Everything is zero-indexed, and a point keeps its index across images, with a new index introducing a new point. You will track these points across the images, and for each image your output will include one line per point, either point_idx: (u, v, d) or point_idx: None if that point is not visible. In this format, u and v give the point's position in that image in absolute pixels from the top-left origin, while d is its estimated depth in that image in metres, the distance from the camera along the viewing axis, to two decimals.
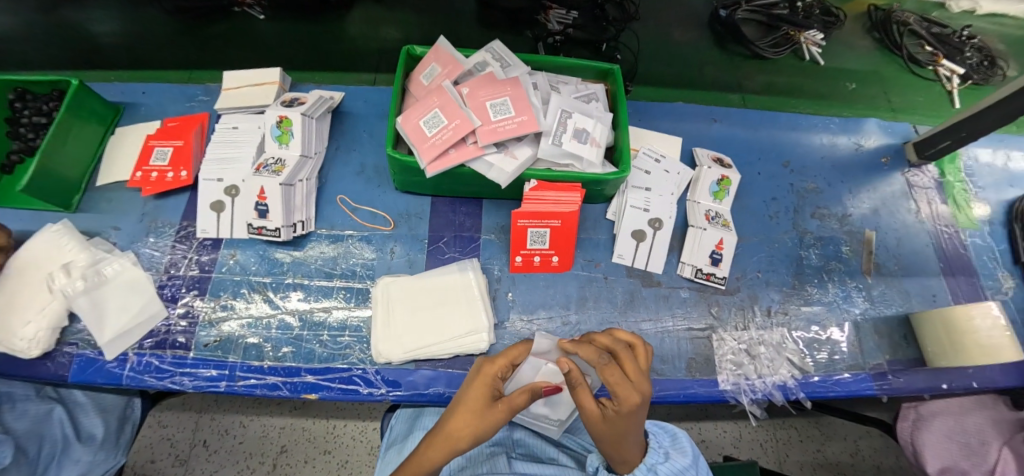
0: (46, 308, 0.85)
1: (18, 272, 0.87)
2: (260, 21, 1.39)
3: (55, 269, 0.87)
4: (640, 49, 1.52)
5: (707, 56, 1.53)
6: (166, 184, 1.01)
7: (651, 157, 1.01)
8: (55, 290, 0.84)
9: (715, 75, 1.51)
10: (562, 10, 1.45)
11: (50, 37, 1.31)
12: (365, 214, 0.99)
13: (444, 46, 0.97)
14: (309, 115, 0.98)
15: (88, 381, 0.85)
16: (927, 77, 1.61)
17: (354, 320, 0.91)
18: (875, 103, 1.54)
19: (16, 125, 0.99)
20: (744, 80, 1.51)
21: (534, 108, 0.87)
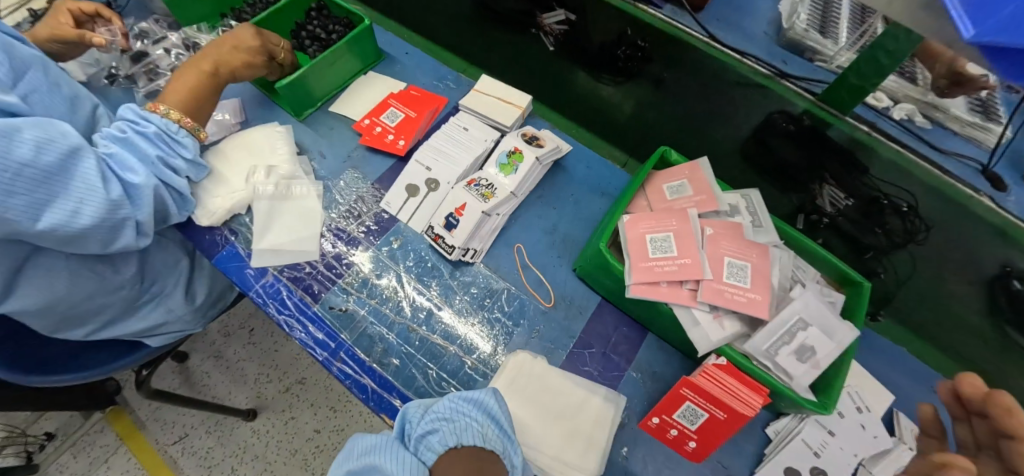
0: (235, 192, 0.90)
1: (235, 149, 0.94)
2: (547, 51, 1.22)
3: (260, 166, 0.93)
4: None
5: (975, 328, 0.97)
6: (382, 144, 0.98)
7: (853, 400, 0.85)
8: (250, 183, 0.91)
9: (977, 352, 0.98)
10: (838, 190, 0.99)
11: None
12: (531, 277, 0.91)
13: (705, 169, 0.86)
14: (540, 160, 0.92)
15: (225, 273, 0.87)
16: None
17: (434, 413, 0.71)
18: None
19: (302, 31, 1.09)
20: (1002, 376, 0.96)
21: (773, 294, 0.76)
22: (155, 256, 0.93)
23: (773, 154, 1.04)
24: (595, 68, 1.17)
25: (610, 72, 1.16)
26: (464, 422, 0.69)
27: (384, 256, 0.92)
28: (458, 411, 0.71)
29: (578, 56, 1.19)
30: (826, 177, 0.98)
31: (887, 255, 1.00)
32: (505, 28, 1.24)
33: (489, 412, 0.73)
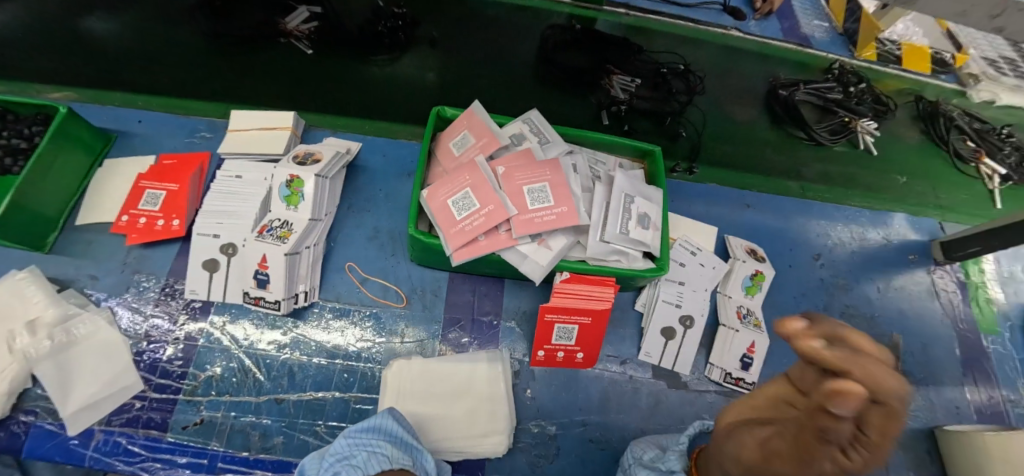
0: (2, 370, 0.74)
1: None
2: (307, 53, 1.14)
3: (17, 326, 0.76)
4: (702, 131, 1.26)
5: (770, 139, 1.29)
6: (155, 234, 0.86)
7: (686, 248, 0.95)
8: (15, 350, 0.74)
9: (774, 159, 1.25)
10: (625, 76, 1.23)
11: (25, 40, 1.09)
12: (376, 287, 0.88)
13: (479, 113, 0.88)
14: (324, 175, 0.87)
15: (44, 459, 0.74)
16: (969, 176, 1.36)
17: (331, 457, 0.64)
18: (923, 199, 1.29)
19: None
20: (801, 167, 1.26)
21: (575, 198, 0.81)
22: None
23: (562, 67, 1.23)
24: (363, 51, 1.17)
25: (381, 50, 1.17)
26: (366, 453, 0.63)
27: (216, 348, 0.83)
28: (357, 446, 0.65)
29: (342, 47, 1.17)
30: (613, 68, 1.22)
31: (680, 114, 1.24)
32: (246, 50, 1.13)
33: (390, 434, 0.68)
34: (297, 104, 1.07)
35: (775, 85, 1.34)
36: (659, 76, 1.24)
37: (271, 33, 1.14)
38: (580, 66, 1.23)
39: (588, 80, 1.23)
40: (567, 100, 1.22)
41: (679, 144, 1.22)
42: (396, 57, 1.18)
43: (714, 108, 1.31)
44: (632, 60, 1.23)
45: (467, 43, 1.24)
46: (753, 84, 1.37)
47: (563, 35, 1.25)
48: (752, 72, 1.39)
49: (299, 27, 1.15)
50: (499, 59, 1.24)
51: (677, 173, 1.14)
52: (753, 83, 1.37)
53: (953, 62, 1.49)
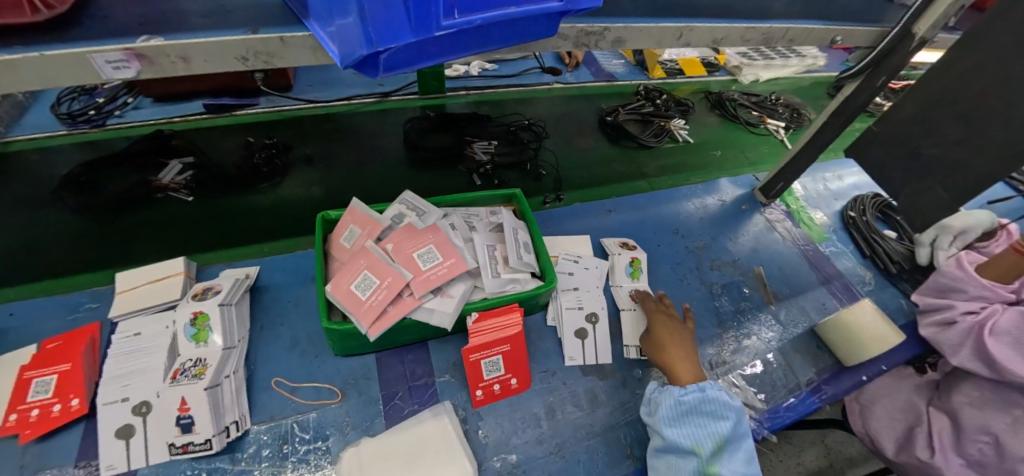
0: None
1: None
2: (187, 201, 1.19)
3: None
4: (558, 163, 1.48)
5: (613, 154, 1.55)
6: (51, 422, 0.82)
7: (570, 259, 1.10)
8: None
9: (621, 167, 1.51)
10: (483, 141, 1.44)
11: None
12: (308, 392, 0.90)
13: (358, 206, 0.98)
14: (226, 303, 0.91)
15: None
16: (763, 134, 1.73)
17: None
18: (739, 162, 1.61)
19: None
20: (643, 167, 1.52)
21: (459, 250, 0.92)
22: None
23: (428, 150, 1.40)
24: (242, 185, 1.24)
25: (263, 181, 1.25)
26: None
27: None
28: None
29: (221, 187, 1.23)
30: (470, 138, 1.43)
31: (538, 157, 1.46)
32: (118, 216, 1.14)
33: None
34: (181, 250, 1.10)
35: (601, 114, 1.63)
36: (512, 133, 1.48)
37: (145, 192, 1.18)
38: (442, 144, 1.42)
39: (455, 154, 1.41)
40: (439, 173, 1.38)
41: (543, 180, 1.41)
42: (276, 182, 1.27)
43: (562, 143, 1.56)
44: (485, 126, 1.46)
45: (335, 152, 1.37)
46: (583, 117, 1.66)
47: (423, 124, 1.44)
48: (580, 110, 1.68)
49: (174, 179, 1.21)
50: (369, 158, 1.38)
51: (549, 203, 1.33)
52: (583, 117, 1.66)
53: (717, 62, 1.93)
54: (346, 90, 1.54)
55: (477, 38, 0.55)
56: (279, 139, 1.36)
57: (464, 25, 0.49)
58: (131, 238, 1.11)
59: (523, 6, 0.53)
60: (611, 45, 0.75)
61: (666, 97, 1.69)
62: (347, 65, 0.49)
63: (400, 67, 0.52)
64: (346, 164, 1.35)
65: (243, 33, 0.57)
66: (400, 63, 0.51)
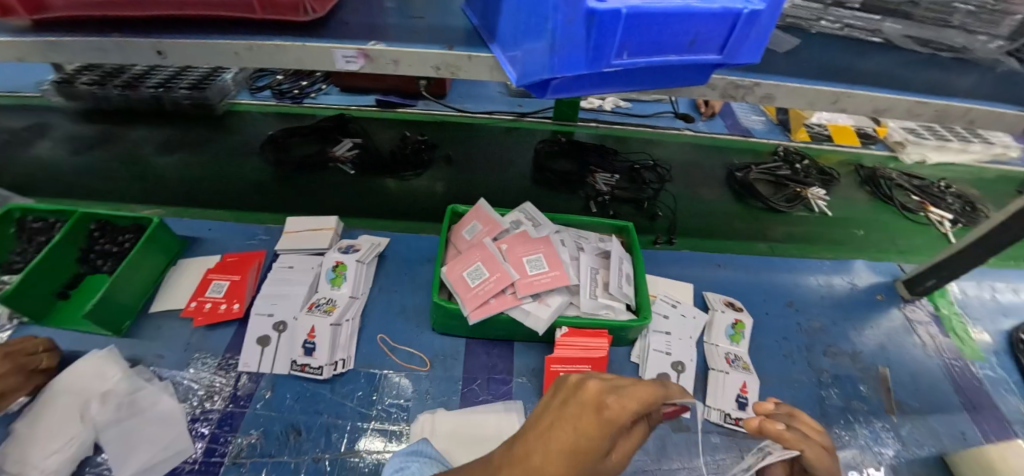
0: (73, 435, 0.86)
1: (57, 396, 0.91)
2: (350, 174, 1.42)
3: (93, 397, 0.90)
4: (676, 208, 1.47)
5: (736, 211, 1.49)
6: (217, 315, 1.03)
7: (667, 302, 1.11)
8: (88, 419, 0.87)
9: (744, 226, 1.45)
10: (605, 173, 1.46)
11: (123, 179, 1.39)
12: (403, 354, 1.01)
13: (484, 206, 1.08)
14: (362, 261, 1.08)
15: None
16: (921, 223, 1.54)
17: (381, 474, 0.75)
18: (885, 248, 1.45)
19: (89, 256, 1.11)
20: (767, 230, 1.44)
21: (564, 264, 0.98)
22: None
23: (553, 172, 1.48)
24: (392, 169, 1.43)
25: (409, 168, 1.44)
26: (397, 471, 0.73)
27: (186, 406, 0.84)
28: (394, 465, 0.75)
29: (376, 168, 1.43)
30: (593, 168, 1.46)
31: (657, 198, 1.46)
32: (299, 175, 1.41)
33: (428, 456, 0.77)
34: (335, 211, 1.31)
35: (731, 169, 1.59)
36: (635, 172, 1.48)
37: (321, 159, 1.44)
38: (565, 169, 1.47)
39: (578, 181, 1.47)
40: (560, 194, 1.46)
41: (658, 221, 1.42)
42: (420, 172, 1.45)
43: (685, 190, 1.55)
44: (609, 159, 1.48)
45: (472, 156, 1.53)
46: (712, 170, 1.63)
47: (552, 146, 1.51)
48: (710, 162, 1.65)
49: (345, 154, 1.44)
50: (499, 166, 1.51)
51: (659, 243, 1.34)
52: (712, 170, 1.63)
53: (875, 134, 1.79)
54: (488, 105, 1.67)
55: (639, 78, 0.61)
56: (430, 137, 1.55)
57: (630, 65, 0.54)
58: (302, 192, 1.36)
59: (686, 55, 0.58)
60: (758, 100, 0.79)
61: (807, 162, 1.58)
62: (524, 84, 0.58)
63: (569, 90, 0.59)
64: (479, 168, 1.49)
65: (441, 48, 0.70)
66: (569, 88, 0.58)
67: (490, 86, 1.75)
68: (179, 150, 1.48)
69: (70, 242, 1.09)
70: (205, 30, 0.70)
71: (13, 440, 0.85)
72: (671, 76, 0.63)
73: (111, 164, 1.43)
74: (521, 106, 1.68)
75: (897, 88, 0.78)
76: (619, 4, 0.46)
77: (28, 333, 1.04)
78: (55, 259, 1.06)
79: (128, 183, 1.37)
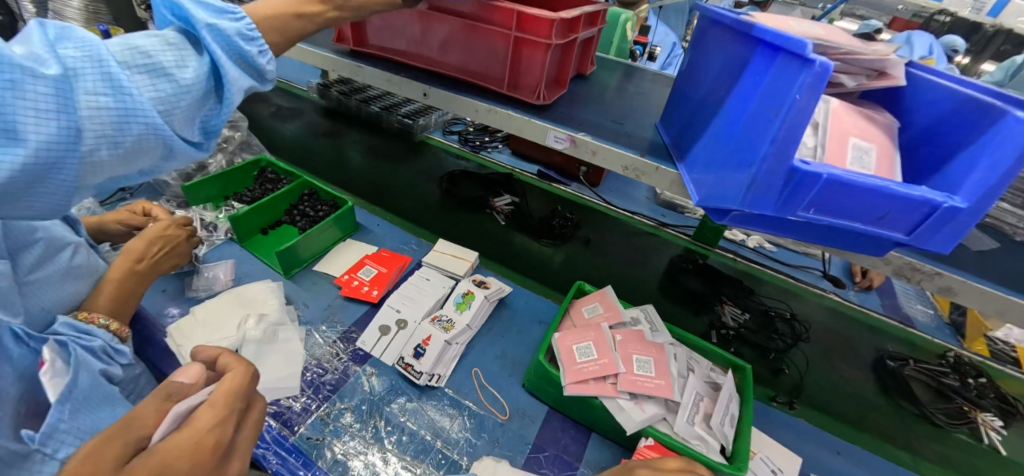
0: (226, 337, 1.07)
1: (229, 303, 1.14)
2: (500, 223, 1.61)
3: (251, 314, 1.11)
4: (806, 372, 1.37)
5: (880, 404, 1.33)
6: (358, 293, 1.21)
7: (767, 465, 1.02)
8: (241, 329, 1.07)
9: (880, 423, 1.27)
10: (735, 307, 1.42)
11: (334, 165, 1.74)
12: (488, 394, 1.07)
13: (610, 293, 1.13)
14: (488, 298, 1.19)
15: None
16: None
17: None
18: None
19: (292, 210, 1.40)
20: (906, 440, 1.25)
21: (672, 378, 0.97)
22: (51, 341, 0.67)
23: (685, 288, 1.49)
24: (537, 234, 1.58)
25: (549, 237, 1.57)
26: None
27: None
28: None
29: (524, 226, 1.59)
30: (724, 298, 1.44)
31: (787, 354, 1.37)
32: (462, 209, 1.64)
33: None
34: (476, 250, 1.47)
35: (884, 355, 1.43)
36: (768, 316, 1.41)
37: (482, 204, 1.65)
38: (696, 289, 1.48)
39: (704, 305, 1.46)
40: (688, 314, 1.46)
41: (781, 379, 1.32)
42: (557, 244, 1.57)
43: (821, 357, 1.43)
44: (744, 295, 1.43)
45: (607, 245, 1.61)
46: (859, 350, 1.48)
47: (686, 264, 1.53)
48: (858, 340, 1.51)
49: (502, 206, 1.63)
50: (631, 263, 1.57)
51: (776, 402, 1.26)
52: (859, 351, 1.48)
53: None
54: (633, 206, 1.73)
55: (812, 234, 0.65)
56: (577, 216, 1.68)
57: (812, 221, 0.59)
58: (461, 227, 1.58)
59: (870, 227, 0.59)
60: (936, 291, 0.75)
61: (983, 380, 1.32)
62: (705, 203, 0.66)
63: (743, 222, 0.65)
64: (610, 258, 1.56)
65: (635, 153, 0.80)
66: (743, 220, 0.65)
67: (641, 189, 1.83)
68: (379, 159, 1.80)
69: (287, 196, 1.40)
70: (461, 88, 0.93)
71: (189, 318, 1.09)
72: (845, 241, 0.66)
73: (330, 153, 1.80)
74: (664, 216, 1.73)
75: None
76: (821, 170, 0.54)
77: (230, 247, 1.32)
78: (272, 203, 1.36)
79: (336, 172, 1.71)
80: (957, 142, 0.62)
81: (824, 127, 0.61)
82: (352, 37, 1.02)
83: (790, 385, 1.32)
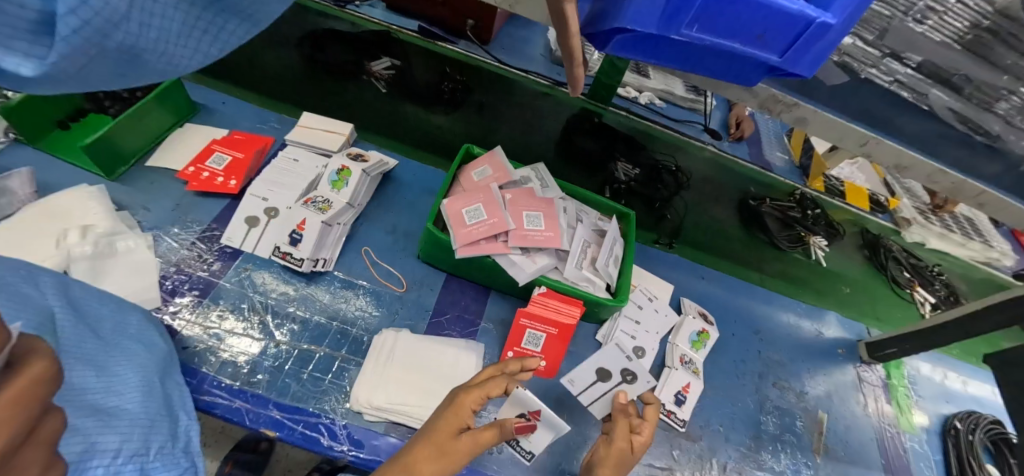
0: (46, 258, 0.86)
1: (37, 216, 0.91)
2: (381, 93, 1.36)
3: (72, 227, 0.90)
4: (684, 220, 1.46)
5: (738, 235, 1.48)
6: (211, 186, 1.03)
7: (645, 294, 1.15)
8: (62, 247, 0.87)
9: (739, 250, 1.47)
10: (628, 164, 1.37)
11: None
12: (383, 272, 1.03)
13: (499, 153, 1.08)
14: (368, 173, 1.08)
15: None
16: (903, 298, 1.52)
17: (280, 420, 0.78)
18: (859, 311, 1.50)
19: (98, 93, 1.10)
20: (756, 261, 1.48)
21: (561, 229, 0.99)
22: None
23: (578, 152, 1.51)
24: (426, 104, 1.36)
25: (440, 105, 1.36)
26: None
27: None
28: None
29: (407, 94, 1.36)
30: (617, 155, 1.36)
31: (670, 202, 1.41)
32: None
33: None
34: None
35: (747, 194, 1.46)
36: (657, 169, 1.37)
37: None
38: None
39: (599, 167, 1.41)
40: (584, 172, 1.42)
41: (663, 225, 1.45)
42: None
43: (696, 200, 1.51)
44: (638, 150, 1.36)
45: None
46: None
47: (583, 124, 1.35)
48: None
49: (380, 71, 1.34)
50: None
51: (659, 244, 1.45)
52: None
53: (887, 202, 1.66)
54: (525, 63, 1.63)
55: (702, 61, 0.63)
56: None
57: (698, 40, 0.56)
58: (335, 102, 1.38)
59: (749, 48, 0.58)
60: (791, 120, 0.80)
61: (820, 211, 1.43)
62: (593, 30, 0.59)
63: (633, 52, 0.61)
64: None
65: None
66: (634, 50, 0.60)
67: (531, 46, 1.70)
68: None
69: None
70: None
71: None
72: (727, 69, 0.65)
73: None
74: (559, 75, 1.65)
75: (920, 147, 0.81)
76: None
77: (19, 150, 1.02)
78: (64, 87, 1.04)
79: None
80: None
81: None
82: None
83: (669, 229, 1.45)
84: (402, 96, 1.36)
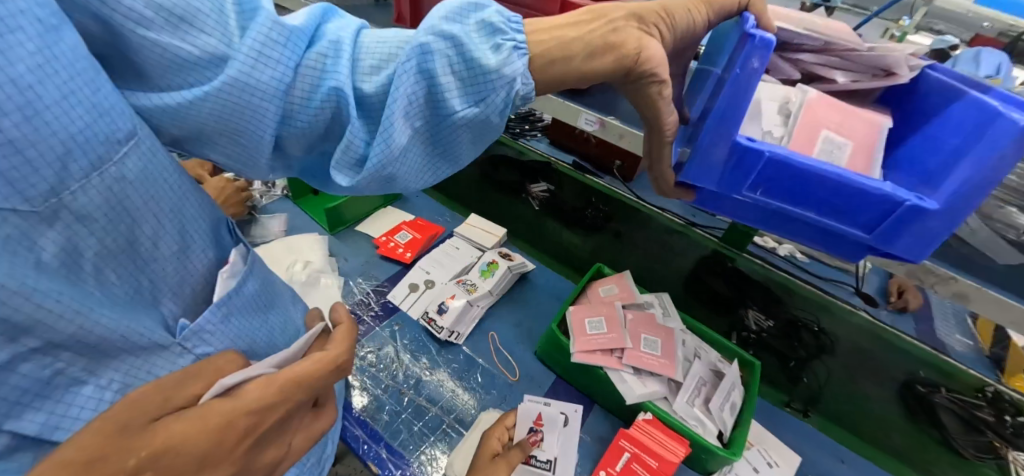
0: None
1: (280, 248, 1.25)
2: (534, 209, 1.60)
3: (299, 261, 1.22)
4: (825, 386, 1.30)
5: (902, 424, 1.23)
6: (392, 253, 1.31)
7: (764, 458, 1.05)
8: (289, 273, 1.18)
9: (900, 443, 1.24)
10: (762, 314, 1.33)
11: None
12: (502, 356, 1.14)
13: (626, 276, 1.16)
14: (512, 270, 1.26)
15: None
16: None
17: None
18: None
19: None
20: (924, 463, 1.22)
21: (678, 359, 1.01)
22: (189, 214, 0.53)
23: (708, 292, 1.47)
24: (568, 224, 1.56)
25: (580, 226, 1.53)
26: None
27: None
28: None
29: (556, 214, 1.57)
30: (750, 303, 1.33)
31: (807, 362, 1.29)
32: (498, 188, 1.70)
33: None
34: None
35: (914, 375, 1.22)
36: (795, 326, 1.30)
37: None
38: None
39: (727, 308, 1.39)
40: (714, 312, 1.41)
41: (798, 387, 1.32)
42: None
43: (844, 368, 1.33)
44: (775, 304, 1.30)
45: None
46: None
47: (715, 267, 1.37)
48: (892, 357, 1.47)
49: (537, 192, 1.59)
50: None
51: (789, 408, 1.33)
52: None
53: None
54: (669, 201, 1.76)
55: (792, 229, 0.72)
56: None
57: (761, 201, 0.67)
58: (497, 207, 1.66)
59: (825, 216, 0.65)
60: (953, 298, 0.75)
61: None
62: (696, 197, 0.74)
63: (727, 213, 0.73)
64: None
65: None
66: (727, 211, 0.73)
67: None
68: None
69: None
70: None
71: None
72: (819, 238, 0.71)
73: None
74: (695, 216, 1.72)
75: None
76: (763, 148, 0.61)
77: (284, 203, 1.45)
78: None
79: None
80: (946, 140, 0.66)
81: (793, 118, 0.69)
82: (410, 18, 1.11)
83: (805, 395, 1.32)
84: (550, 214, 1.58)
